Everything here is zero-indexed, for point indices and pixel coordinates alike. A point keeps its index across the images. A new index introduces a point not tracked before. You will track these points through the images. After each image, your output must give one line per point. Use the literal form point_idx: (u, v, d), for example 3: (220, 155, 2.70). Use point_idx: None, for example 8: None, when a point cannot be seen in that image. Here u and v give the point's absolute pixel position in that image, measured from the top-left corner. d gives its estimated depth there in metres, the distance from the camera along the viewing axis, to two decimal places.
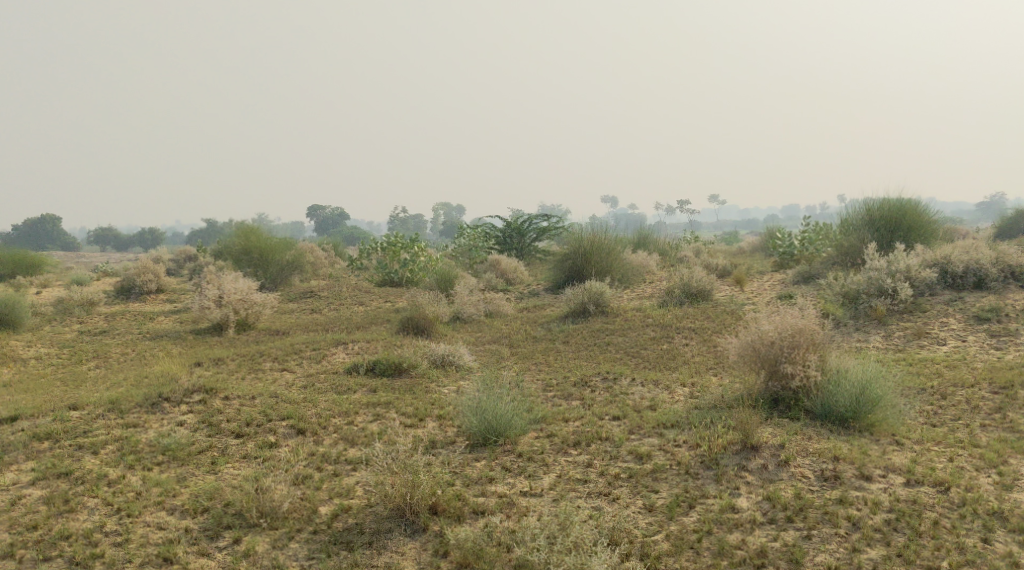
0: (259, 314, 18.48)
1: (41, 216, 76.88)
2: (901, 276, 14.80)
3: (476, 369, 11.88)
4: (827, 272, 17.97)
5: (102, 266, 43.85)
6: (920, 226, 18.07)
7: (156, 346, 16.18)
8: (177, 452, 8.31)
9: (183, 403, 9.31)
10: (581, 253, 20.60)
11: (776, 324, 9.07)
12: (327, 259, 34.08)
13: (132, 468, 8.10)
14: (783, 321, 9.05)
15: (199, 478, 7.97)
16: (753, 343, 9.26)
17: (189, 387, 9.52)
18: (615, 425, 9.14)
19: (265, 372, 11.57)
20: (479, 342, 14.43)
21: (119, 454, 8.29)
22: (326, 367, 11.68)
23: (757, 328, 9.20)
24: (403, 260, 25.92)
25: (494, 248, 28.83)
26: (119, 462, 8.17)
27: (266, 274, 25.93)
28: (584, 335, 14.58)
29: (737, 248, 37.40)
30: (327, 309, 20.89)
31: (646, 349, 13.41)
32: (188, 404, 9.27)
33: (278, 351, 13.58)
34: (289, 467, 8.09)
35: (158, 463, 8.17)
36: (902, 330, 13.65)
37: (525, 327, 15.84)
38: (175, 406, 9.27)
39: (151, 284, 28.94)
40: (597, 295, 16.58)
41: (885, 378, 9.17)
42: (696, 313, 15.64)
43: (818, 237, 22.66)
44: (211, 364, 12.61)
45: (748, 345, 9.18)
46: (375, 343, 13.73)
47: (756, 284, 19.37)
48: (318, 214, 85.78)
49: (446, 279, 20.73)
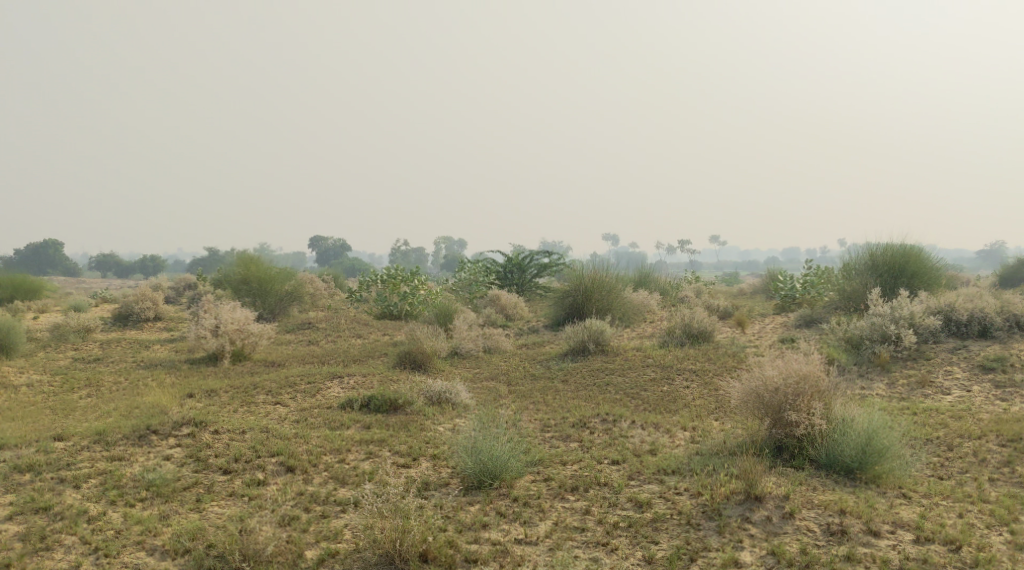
0: (256, 345, 18.29)
1: (43, 240, 77.04)
2: (905, 322, 14.65)
3: (473, 406, 11.66)
4: (830, 317, 17.82)
5: (102, 292, 43.74)
6: (923, 272, 17.95)
7: (150, 375, 15.98)
8: (161, 488, 8.08)
9: (171, 436, 9.09)
10: (582, 291, 20.47)
11: (780, 369, 8.89)
12: (327, 290, 33.97)
13: (113, 504, 7.88)
14: (788, 367, 8.87)
15: (182, 517, 7.73)
16: (757, 389, 9.07)
17: (178, 419, 9.31)
18: (614, 470, 8.92)
19: (257, 406, 11.36)
20: (477, 379, 14.21)
21: (101, 489, 8.06)
22: (320, 402, 11.47)
23: (761, 374, 9.01)
24: (402, 293, 25.80)
25: (494, 283, 28.71)
26: (100, 497, 7.95)
27: (265, 304, 25.81)
28: (584, 375, 14.38)
29: (739, 289, 37.26)
30: (324, 341, 20.69)
31: (646, 390, 13.20)
32: (176, 437, 9.06)
33: (272, 383, 13.37)
34: (275, 508, 7.88)
35: (141, 499, 7.95)
36: (906, 378, 13.46)
37: (524, 365, 15.64)
38: (163, 439, 9.06)
39: (149, 311, 28.81)
40: (597, 333, 16.41)
41: (892, 428, 8.96)
42: (697, 354, 15.46)
43: (820, 281, 22.54)
44: (203, 396, 12.40)
45: (752, 391, 8.98)
46: (371, 377, 13.53)
47: (758, 326, 19.21)
48: (320, 244, 85.86)
49: (445, 313, 20.58)
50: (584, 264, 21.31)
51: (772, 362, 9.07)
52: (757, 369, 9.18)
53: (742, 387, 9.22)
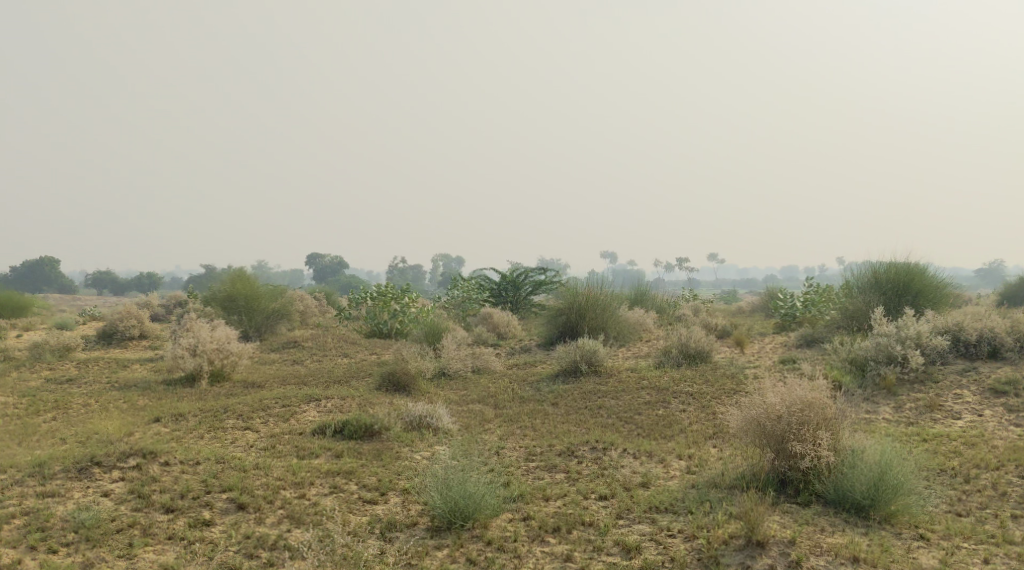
0: (236, 364, 17.59)
1: (40, 258, 76.37)
2: (911, 342, 13.97)
3: (455, 432, 10.94)
4: (832, 337, 17.16)
5: (91, 310, 42.98)
6: (929, 290, 17.29)
7: (122, 397, 15.27)
8: (92, 531, 7.38)
9: (115, 468, 8.40)
10: (576, 308, 19.81)
11: (783, 396, 8.22)
12: (318, 308, 33.30)
13: (34, 550, 7.18)
14: (791, 393, 8.21)
15: (109, 565, 7.04)
16: (758, 418, 8.38)
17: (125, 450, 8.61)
18: (600, 507, 8.22)
19: (224, 432, 10.65)
20: (463, 402, 13.49)
21: (25, 531, 7.37)
22: (292, 427, 10.77)
23: (761, 401, 8.31)
24: (392, 310, 25.14)
25: (488, 300, 28.07)
26: (21, 541, 7.26)
27: (251, 322, 25.15)
28: (575, 397, 13.66)
29: (738, 306, 36.60)
30: (309, 361, 19.99)
31: (640, 415, 12.51)
32: (121, 470, 8.38)
33: (246, 406, 12.66)
34: (213, 556, 7.18)
35: (66, 543, 7.25)
36: (913, 402, 12.78)
37: (513, 386, 14.93)
38: (106, 471, 8.38)
39: (134, 329, 28.12)
40: (590, 352, 15.72)
41: (905, 459, 8.28)
42: (694, 376, 14.77)
43: (822, 299, 21.86)
44: (170, 421, 11.67)
45: (752, 420, 8.29)
46: (350, 400, 12.82)
47: (757, 346, 18.54)
48: (316, 262, 85.24)
49: (434, 332, 19.91)
50: (578, 280, 20.65)
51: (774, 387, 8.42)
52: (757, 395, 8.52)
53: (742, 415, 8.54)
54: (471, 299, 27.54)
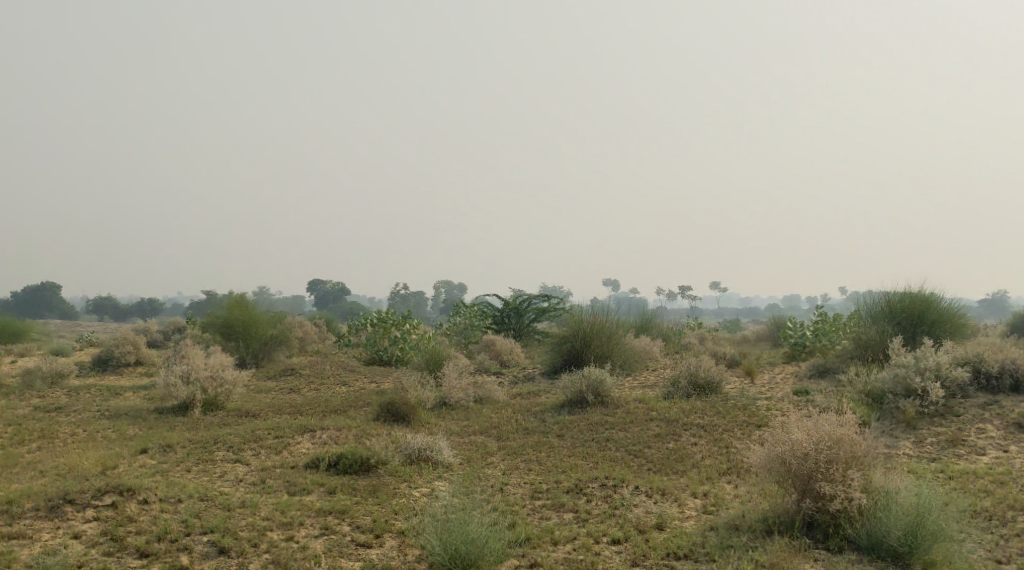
0: (231, 393, 17.07)
1: (41, 284, 75.94)
2: (930, 374, 13.43)
3: (456, 467, 10.39)
4: (845, 367, 16.63)
5: (89, 335, 42.42)
6: (944, 320, 16.78)
7: (112, 426, 14.74)
8: None
9: (89, 507, 7.88)
10: (581, 336, 19.30)
11: (810, 432, 7.79)
12: (318, 335, 32.80)
13: None
14: (818, 428, 7.78)
15: None
16: (782, 454, 7.91)
17: (100, 487, 8.09)
18: (612, 552, 7.68)
19: (214, 465, 10.12)
20: (464, 433, 12.95)
21: None
22: (285, 460, 10.24)
23: (786, 436, 7.86)
24: (393, 337, 24.63)
25: (490, 327, 27.59)
26: None
27: (249, 349, 24.63)
28: (581, 429, 13.12)
29: (744, 336, 36.06)
30: (306, 389, 19.46)
31: (649, 449, 11.96)
32: (95, 508, 7.86)
33: (237, 437, 12.13)
34: None
35: None
36: (934, 437, 12.23)
37: (516, 417, 14.40)
38: (79, 510, 7.86)
39: (129, 355, 27.61)
40: (596, 382, 15.17)
41: (941, 502, 7.75)
42: (704, 407, 14.23)
43: (832, 328, 21.33)
44: (158, 452, 11.15)
45: (776, 457, 7.82)
46: (346, 432, 12.29)
47: (767, 376, 18.01)
48: (318, 289, 84.86)
49: (435, 359, 19.40)
50: (583, 307, 20.16)
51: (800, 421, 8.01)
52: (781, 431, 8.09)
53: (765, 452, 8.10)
54: (473, 326, 27.07)
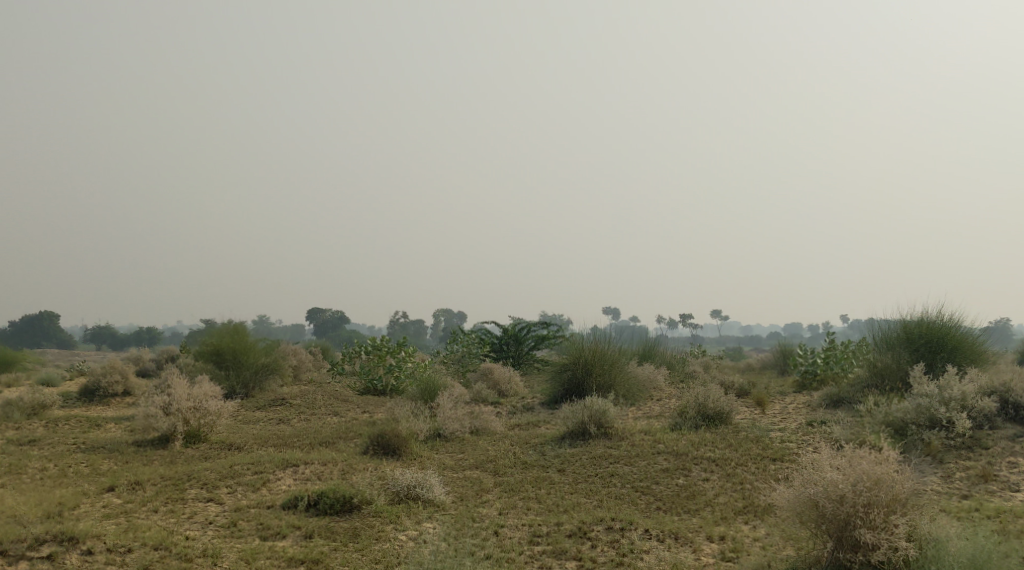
0: (215, 424, 16.20)
1: (38, 313, 75.13)
2: (955, 404, 12.56)
3: (448, 506, 9.53)
4: (861, 397, 15.79)
5: (81, 365, 41.59)
6: (964, 346, 15.92)
7: (86, 460, 13.89)
8: None
9: (23, 559, 7.14)
10: (582, 364, 18.45)
11: (844, 472, 7.32)
12: (313, 365, 31.94)
13: None
14: (852, 467, 7.31)
15: None
16: (815, 496, 7.39)
17: (38, 535, 7.38)
18: None
19: (182, 504, 9.30)
20: (458, 468, 12.10)
21: None
22: (261, 499, 9.39)
23: (821, 478, 7.35)
24: (388, 365, 23.80)
25: (489, 355, 26.79)
26: None
27: (239, 378, 23.75)
28: (584, 463, 12.26)
29: (749, 363, 35.23)
30: (295, 420, 18.59)
31: (658, 485, 11.10)
32: (30, 561, 7.12)
33: (215, 472, 11.30)
34: None
35: None
36: (963, 471, 11.37)
37: (515, 450, 13.53)
38: (11, 562, 7.11)
39: (117, 385, 26.72)
40: (599, 413, 14.32)
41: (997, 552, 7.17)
42: (714, 439, 13.38)
43: (845, 355, 20.45)
44: (125, 489, 10.32)
45: (808, 500, 7.32)
46: (332, 466, 11.44)
47: (778, 406, 17.15)
48: (317, 317, 84.10)
49: (430, 388, 18.56)
50: (585, 334, 19.32)
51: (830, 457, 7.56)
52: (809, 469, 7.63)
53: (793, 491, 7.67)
54: (471, 354, 26.25)
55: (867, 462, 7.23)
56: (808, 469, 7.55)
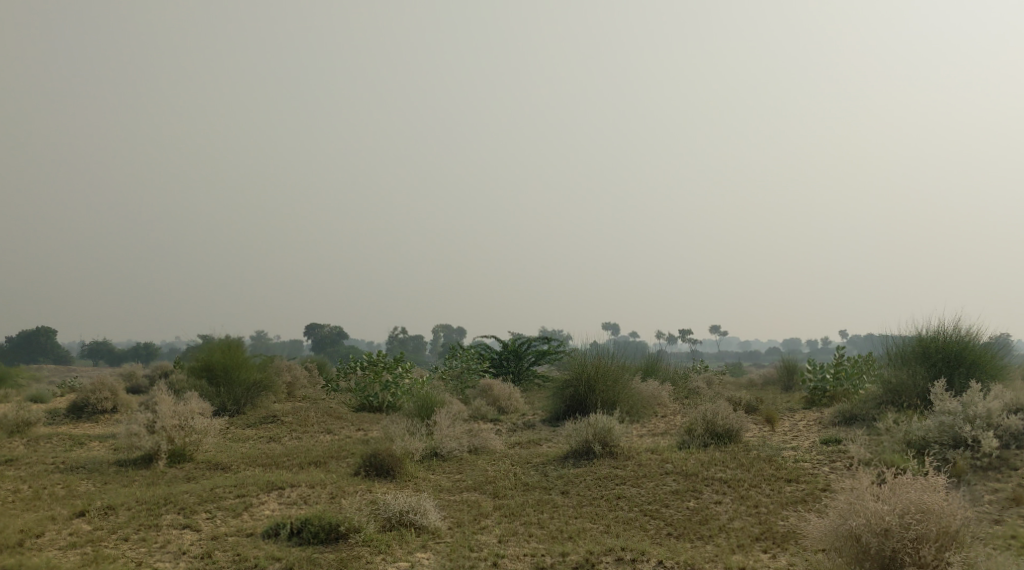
0: (201, 443, 15.47)
1: (34, 329, 74.43)
2: (980, 422, 11.87)
3: (444, 534, 8.85)
4: (876, 415, 15.15)
5: (73, 381, 40.87)
6: (983, 359, 15.27)
7: (64, 482, 13.20)
8: None
9: None
10: (584, 380, 17.76)
11: (889, 503, 7.41)
12: (309, 381, 31.29)
13: None
14: (894, 497, 7.45)
15: None
16: (853, 527, 7.50)
17: None
18: None
19: (157, 531, 8.63)
20: (454, 490, 11.40)
21: None
22: (241, 526, 8.71)
23: (861, 509, 7.45)
24: (384, 381, 23.12)
25: (488, 370, 26.19)
26: None
27: (230, 394, 23.02)
28: (588, 485, 11.57)
29: (752, 379, 34.62)
30: (287, 438, 17.89)
31: (668, 509, 10.42)
32: None
33: (197, 494, 10.63)
34: None
35: None
36: (992, 494, 10.68)
37: (515, 471, 12.82)
38: None
39: (106, 403, 25.96)
40: (604, 431, 13.60)
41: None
42: (725, 459, 12.70)
43: (855, 370, 19.78)
44: (98, 515, 9.65)
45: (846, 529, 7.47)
46: (320, 489, 10.75)
47: (789, 424, 16.47)
48: (316, 332, 83.42)
49: (427, 404, 17.88)
50: (587, 348, 18.61)
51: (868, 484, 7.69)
52: (845, 498, 7.74)
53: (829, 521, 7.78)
54: (470, 369, 25.58)
55: (913, 491, 7.38)
56: (845, 498, 7.63)
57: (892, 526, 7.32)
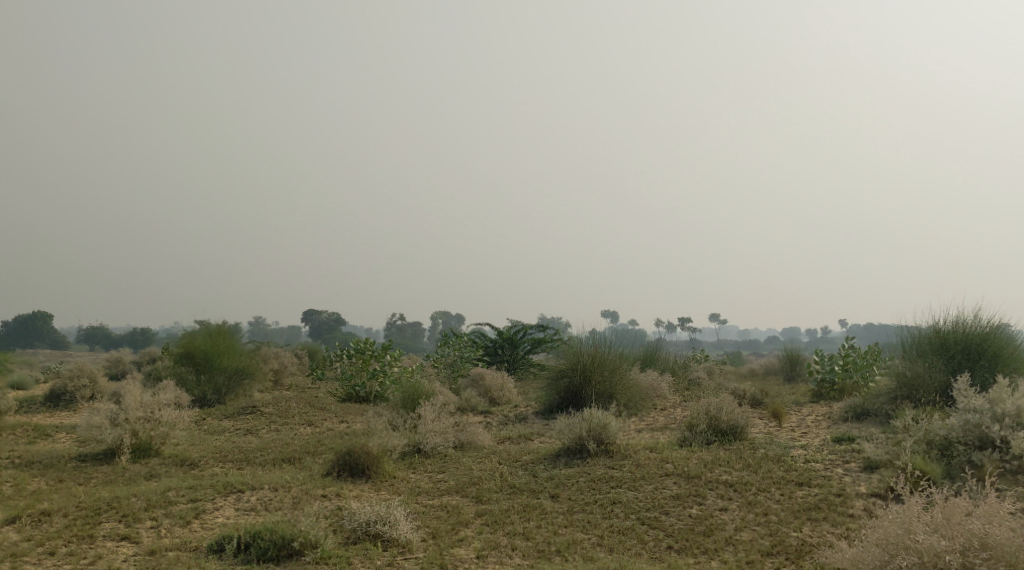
0: (168, 436, 14.42)
1: (28, 314, 73.38)
2: (1013, 422, 10.67)
3: (415, 548, 7.88)
4: (890, 412, 14.18)
5: (60, 367, 39.78)
6: (1005, 351, 14.29)
7: (16, 479, 12.15)
8: None
9: None
10: (580, 370, 16.73)
11: (944, 534, 6.92)
12: (297, 369, 30.25)
13: None
14: (951, 527, 6.96)
15: None
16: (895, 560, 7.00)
17: None
18: None
19: (87, 545, 7.61)
20: (433, 494, 10.39)
21: None
22: (184, 539, 7.73)
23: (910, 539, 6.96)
24: (372, 370, 22.07)
25: (483, 359, 25.23)
26: None
27: (210, 383, 21.95)
28: (581, 488, 10.56)
29: (752, 368, 33.75)
30: (264, 431, 16.88)
31: (668, 517, 9.42)
32: None
33: (148, 496, 9.59)
34: None
35: None
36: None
37: (503, 471, 11.82)
38: None
39: (84, 390, 24.82)
40: (599, 427, 12.58)
41: None
42: (730, 458, 11.70)
43: (864, 361, 18.76)
44: (29, 523, 8.59)
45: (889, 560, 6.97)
46: (284, 492, 9.74)
47: (797, 419, 15.46)
48: (313, 319, 82.45)
49: (413, 396, 16.84)
50: (584, 337, 17.57)
51: (916, 510, 7.18)
52: (888, 523, 7.21)
53: (863, 547, 7.22)
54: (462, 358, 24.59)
55: (976, 521, 6.88)
56: (892, 525, 7.13)
57: (950, 564, 6.80)
